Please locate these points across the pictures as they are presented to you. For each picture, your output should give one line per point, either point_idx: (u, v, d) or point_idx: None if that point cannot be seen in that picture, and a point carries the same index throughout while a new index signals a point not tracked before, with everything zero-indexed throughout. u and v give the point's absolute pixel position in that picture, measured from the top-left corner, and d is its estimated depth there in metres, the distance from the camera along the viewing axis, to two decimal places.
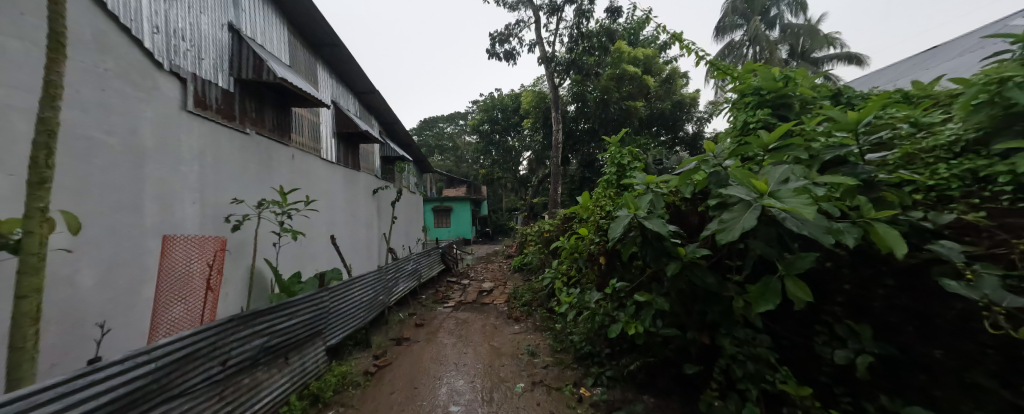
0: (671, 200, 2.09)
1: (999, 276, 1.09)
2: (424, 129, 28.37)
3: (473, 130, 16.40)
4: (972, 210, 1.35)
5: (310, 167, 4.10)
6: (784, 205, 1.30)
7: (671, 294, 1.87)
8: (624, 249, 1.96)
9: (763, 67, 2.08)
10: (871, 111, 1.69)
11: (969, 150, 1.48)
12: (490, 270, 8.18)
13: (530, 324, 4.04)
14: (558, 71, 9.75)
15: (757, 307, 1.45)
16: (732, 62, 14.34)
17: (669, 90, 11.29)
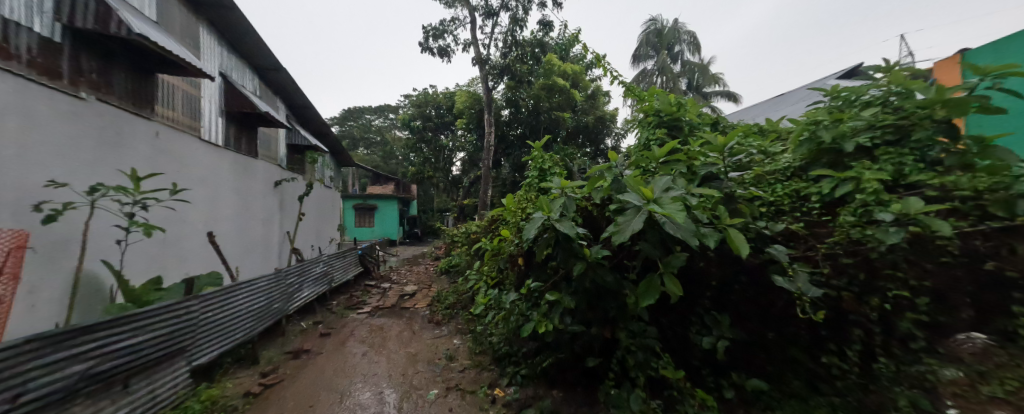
0: (583, 204, 2.26)
1: (808, 273, 1.52)
2: (347, 118, 25.82)
3: (404, 126, 15.66)
4: (796, 221, 1.78)
5: (184, 148, 3.40)
6: (664, 211, 1.49)
7: (579, 293, 2.01)
8: (539, 251, 2.04)
9: (663, 92, 2.38)
10: (735, 138, 2.07)
11: (796, 174, 1.97)
12: (415, 273, 7.83)
13: (451, 327, 3.96)
14: (493, 74, 9.94)
15: (643, 301, 1.65)
16: (644, 87, 16.37)
17: (592, 106, 12.24)
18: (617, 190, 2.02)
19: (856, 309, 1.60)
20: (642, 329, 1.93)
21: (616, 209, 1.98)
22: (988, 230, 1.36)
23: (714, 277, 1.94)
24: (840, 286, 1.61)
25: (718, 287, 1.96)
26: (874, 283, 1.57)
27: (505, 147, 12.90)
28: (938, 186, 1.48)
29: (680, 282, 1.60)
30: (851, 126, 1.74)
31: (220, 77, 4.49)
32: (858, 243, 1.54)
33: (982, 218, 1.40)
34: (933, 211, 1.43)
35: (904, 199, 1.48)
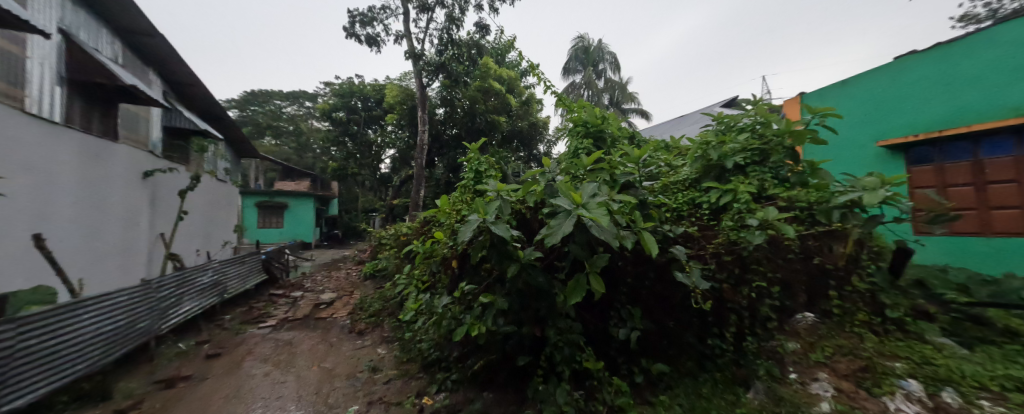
0: (518, 207, 2.30)
1: (701, 269, 1.81)
2: (251, 102, 22.07)
3: (322, 117, 14.46)
4: (692, 225, 2.13)
5: (7, 126, 2.55)
6: (591, 215, 1.61)
7: (512, 294, 2.04)
8: (474, 253, 2.02)
9: (589, 105, 2.59)
10: (648, 152, 2.36)
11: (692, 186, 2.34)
12: (335, 279, 7.12)
13: (374, 336, 3.72)
14: (427, 70, 9.71)
15: (570, 299, 1.77)
16: (573, 98, 17.63)
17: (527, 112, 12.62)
18: (549, 195, 2.12)
19: (732, 298, 1.96)
20: (569, 326, 2.05)
21: (548, 213, 2.07)
22: (812, 233, 1.84)
23: (629, 275, 2.16)
24: (722, 279, 1.95)
25: (632, 284, 2.18)
26: (744, 276, 1.96)
27: (439, 147, 12.67)
28: (784, 198, 1.93)
29: (602, 280, 1.76)
30: (730, 147, 2.14)
31: (60, 35, 3.50)
32: (733, 244, 1.93)
33: (810, 225, 1.88)
34: (782, 218, 1.84)
35: (760, 207, 1.92)
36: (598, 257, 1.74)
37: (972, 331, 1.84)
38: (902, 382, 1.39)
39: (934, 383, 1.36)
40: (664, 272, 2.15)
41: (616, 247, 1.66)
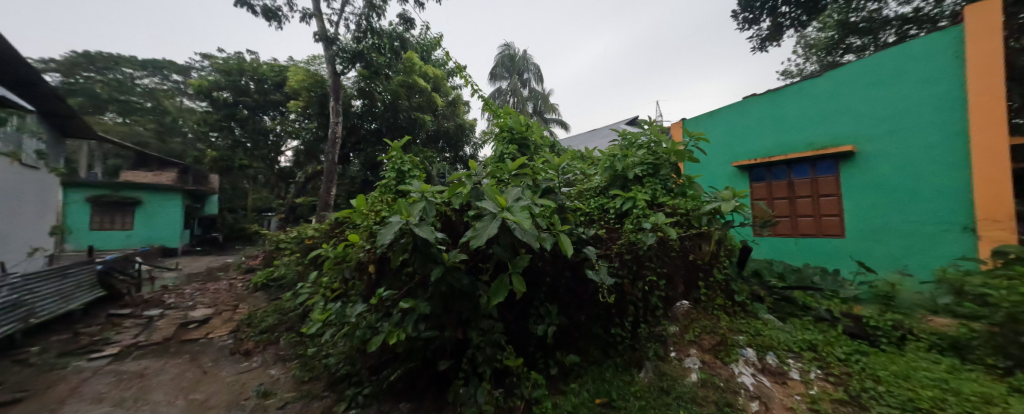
0: (443, 209, 2.23)
1: (609, 267, 2.06)
2: (83, 66, 15.06)
3: (198, 94, 11.84)
4: (602, 228, 2.39)
5: None
6: (514, 218, 1.67)
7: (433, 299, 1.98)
8: (394, 257, 1.88)
9: (515, 112, 2.70)
10: (566, 161, 2.58)
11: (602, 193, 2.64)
12: (212, 291, 5.88)
13: (265, 356, 3.20)
14: (342, 57, 8.80)
15: (494, 300, 1.81)
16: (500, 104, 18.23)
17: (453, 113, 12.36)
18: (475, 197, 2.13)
19: (631, 291, 2.27)
20: (491, 326, 2.09)
21: (473, 216, 2.06)
22: (689, 235, 2.25)
23: (549, 274, 2.30)
24: (623, 275, 2.23)
25: (551, 282, 2.34)
26: (640, 271, 2.28)
27: (355, 142, 11.72)
28: (670, 206, 2.33)
29: (524, 280, 1.84)
30: (631, 161, 2.49)
31: None
32: (633, 244, 2.23)
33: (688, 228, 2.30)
34: (668, 222, 2.21)
35: (652, 213, 2.28)
36: (520, 258, 1.81)
37: (785, 308, 2.60)
38: (742, 350, 2.03)
39: (755, 347, 2.05)
40: (578, 270, 2.36)
41: (537, 248, 1.76)
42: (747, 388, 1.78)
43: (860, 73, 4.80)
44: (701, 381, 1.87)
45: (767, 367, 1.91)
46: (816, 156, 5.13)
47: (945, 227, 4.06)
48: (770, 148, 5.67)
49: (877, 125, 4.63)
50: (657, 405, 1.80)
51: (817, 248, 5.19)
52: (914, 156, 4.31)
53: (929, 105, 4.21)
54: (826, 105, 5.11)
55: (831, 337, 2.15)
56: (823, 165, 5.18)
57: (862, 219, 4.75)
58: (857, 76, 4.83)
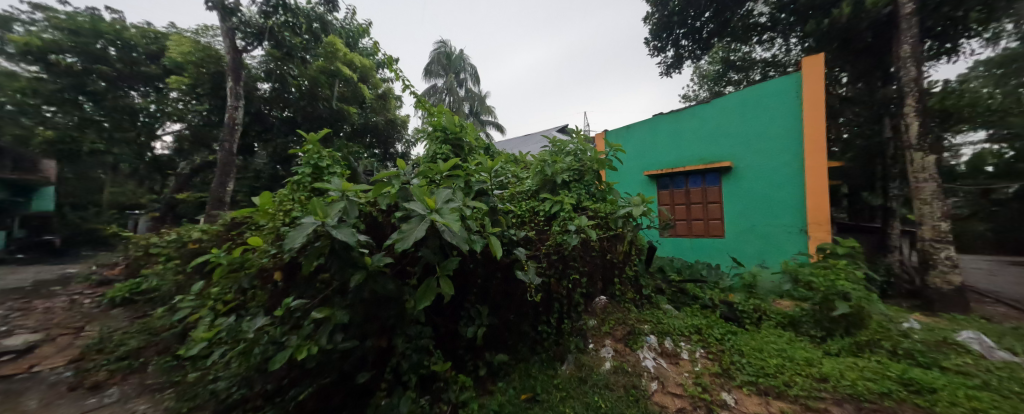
0: (367, 209, 2.05)
1: (535, 267, 2.17)
2: None
3: (21, 54, 8.94)
4: (532, 230, 2.49)
5: None
6: (443, 220, 1.62)
7: (354, 306, 1.82)
8: (306, 264, 1.65)
9: (449, 112, 2.69)
10: (498, 163, 2.64)
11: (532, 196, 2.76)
12: (41, 311, 4.48)
13: (122, 389, 2.55)
14: (245, 32, 7.67)
15: (419, 304, 1.73)
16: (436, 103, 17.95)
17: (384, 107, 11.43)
18: (403, 198, 2.01)
19: (557, 289, 2.42)
20: (419, 331, 2.01)
21: (400, 217, 1.94)
22: (607, 236, 2.49)
23: (480, 276, 2.30)
24: (550, 275, 2.36)
25: (482, 284, 2.34)
26: (565, 270, 2.43)
27: (262, 131, 10.12)
28: (592, 210, 2.56)
29: (452, 282, 1.80)
30: (559, 167, 2.67)
31: None
32: (559, 245, 2.37)
33: (606, 230, 2.55)
34: (590, 224, 2.41)
35: (577, 215, 2.47)
36: (448, 261, 1.77)
37: (680, 298, 3.09)
38: (647, 338, 2.36)
39: (655, 334, 2.41)
40: (509, 271, 2.42)
41: (465, 250, 1.73)
42: (649, 370, 2.12)
43: (738, 102, 5.85)
44: (613, 368, 2.15)
45: (663, 350, 2.30)
46: (703, 170, 6.09)
47: (789, 228, 5.26)
48: (674, 161, 6.59)
49: (748, 145, 5.72)
50: (576, 395, 2.01)
51: (705, 246, 6.18)
52: (768, 173, 5.49)
53: (778, 134, 5.41)
54: (715, 127, 6.11)
55: (710, 322, 2.66)
56: (710, 176, 6.13)
57: (736, 222, 5.82)
58: (736, 104, 5.87)
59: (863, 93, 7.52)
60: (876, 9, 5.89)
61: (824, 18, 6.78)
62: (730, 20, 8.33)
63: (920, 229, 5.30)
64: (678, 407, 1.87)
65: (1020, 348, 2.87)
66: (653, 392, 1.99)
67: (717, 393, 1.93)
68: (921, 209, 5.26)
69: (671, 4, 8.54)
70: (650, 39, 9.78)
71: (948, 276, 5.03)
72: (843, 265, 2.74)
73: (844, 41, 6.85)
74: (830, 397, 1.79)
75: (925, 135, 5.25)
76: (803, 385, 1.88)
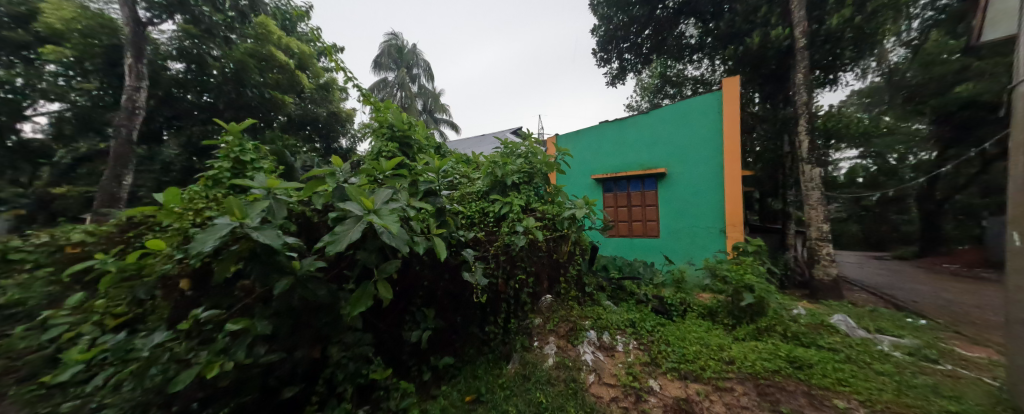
0: (297, 210, 1.82)
1: (482, 268, 2.18)
2: None
3: None
4: (481, 231, 2.49)
5: None
6: (382, 221, 1.51)
7: (281, 316, 1.60)
8: (219, 273, 1.37)
9: (397, 108, 2.62)
10: (448, 164, 2.61)
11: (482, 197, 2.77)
12: None
13: None
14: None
15: (354, 310, 1.59)
16: (386, 98, 17.33)
17: (325, 97, 9.00)
18: (338, 198, 1.83)
19: (504, 289, 2.46)
20: (357, 338, 1.90)
21: (335, 218, 1.75)
22: (552, 237, 2.60)
23: (426, 278, 2.25)
24: (498, 275, 2.38)
25: (428, 286, 2.30)
26: (512, 270, 2.48)
27: None
28: (541, 213, 2.66)
29: (392, 286, 1.69)
30: (509, 169, 2.72)
31: None
32: (507, 246, 2.41)
33: (553, 231, 2.66)
34: (537, 225, 2.48)
35: (524, 216, 2.53)
36: (388, 264, 1.66)
37: (619, 294, 3.31)
38: (587, 333, 2.50)
39: (595, 329, 2.56)
40: (456, 273, 2.40)
41: (407, 253, 1.65)
42: (587, 364, 2.26)
43: (674, 113, 6.42)
44: (556, 364, 2.25)
45: (601, 343, 2.47)
46: (643, 174, 6.62)
47: (711, 229, 5.94)
48: (619, 166, 7.05)
49: (680, 155, 6.32)
50: (519, 392, 2.07)
51: (645, 246, 6.66)
52: (696, 179, 6.12)
53: (705, 145, 6.05)
54: (652, 137, 6.66)
55: (643, 315, 2.91)
56: (650, 180, 6.67)
57: (670, 224, 6.38)
58: (671, 117, 6.45)
59: (770, 112, 8.81)
60: (779, 41, 6.96)
61: (740, 45, 7.82)
62: (666, 39, 9.14)
63: (809, 229, 6.32)
64: (611, 396, 2.04)
65: (871, 326, 3.59)
66: (590, 384, 2.13)
67: (645, 380, 2.13)
68: (810, 213, 6.27)
69: (616, 18, 9.06)
70: (597, 50, 10.29)
71: (827, 268, 6.05)
72: (748, 261, 3.16)
73: (756, 66, 7.96)
74: (734, 376, 2.13)
75: (814, 150, 6.18)
76: (714, 368, 2.20)
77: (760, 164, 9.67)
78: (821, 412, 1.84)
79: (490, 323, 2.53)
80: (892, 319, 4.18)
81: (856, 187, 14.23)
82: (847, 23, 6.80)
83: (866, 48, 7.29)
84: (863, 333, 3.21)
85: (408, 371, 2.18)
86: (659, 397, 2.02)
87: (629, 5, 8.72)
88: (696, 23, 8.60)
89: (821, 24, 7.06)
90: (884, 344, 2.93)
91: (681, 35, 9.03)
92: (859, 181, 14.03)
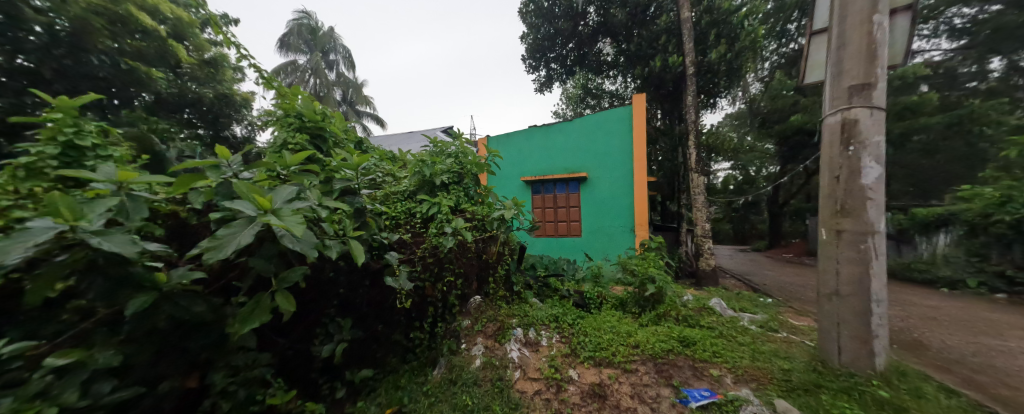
0: (165, 210, 1.38)
1: (407, 273, 2.07)
2: None
3: None
4: (407, 233, 2.35)
5: None
6: (281, 223, 1.20)
7: (142, 343, 1.10)
8: (37, 293, 0.85)
9: (308, 96, 2.37)
10: (370, 160, 2.41)
11: (408, 196, 2.65)
12: None
13: None
14: None
15: (240, 329, 1.22)
16: (295, 82, 15.55)
17: (213, 76, 6.12)
18: (225, 195, 1.38)
19: (430, 292, 2.39)
20: (252, 360, 1.52)
21: (219, 219, 1.33)
22: (482, 237, 2.61)
23: (341, 285, 2.05)
24: (425, 278, 2.32)
25: (345, 294, 2.10)
26: (440, 273, 2.41)
27: None
28: (471, 214, 2.64)
29: (295, 297, 1.38)
30: (438, 168, 2.66)
31: None
32: (435, 248, 2.33)
33: (482, 231, 2.67)
34: (466, 226, 2.44)
35: (454, 217, 2.47)
36: (290, 271, 1.34)
37: (545, 291, 3.52)
38: (514, 331, 2.56)
39: (521, 326, 2.65)
40: (378, 278, 2.26)
41: (317, 258, 1.37)
42: (513, 360, 2.32)
43: (599, 122, 6.99)
44: (482, 364, 2.27)
45: (528, 340, 2.56)
46: (567, 178, 7.11)
47: (623, 228, 6.68)
48: (546, 169, 7.44)
49: (599, 161, 6.95)
50: (444, 397, 2.05)
51: (569, 244, 7.15)
52: (613, 184, 6.80)
53: (621, 153, 6.76)
54: (576, 143, 7.18)
55: (565, 310, 3.13)
56: (573, 183, 7.19)
57: (590, 224, 6.97)
58: (594, 126, 7.02)
59: (668, 127, 10.30)
60: (674, 67, 8.27)
61: (646, 66, 8.95)
62: (587, 54, 10.04)
63: (696, 228, 7.49)
64: (535, 390, 2.13)
65: (738, 306, 4.42)
66: (516, 380, 2.20)
67: (566, 370, 2.29)
68: (696, 213, 7.46)
69: (544, 28, 9.76)
70: (527, 57, 10.85)
71: (709, 260, 7.28)
72: (652, 256, 3.62)
73: (658, 87, 9.28)
74: (638, 358, 2.43)
75: (699, 161, 7.39)
76: (623, 352, 2.47)
77: (661, 171, 11.25)
78: (701, 381, 2.22)
79: (416, 328, 2.46)
80: (750, 299, 5.24)
81: (729, 193, 17.52)
82: (721, 58, 8.34)
83: (734, 79, 9.00)
84: (732, 313, 3.94)
85: (319, 391, 1.94)
86: (577, 385, 2.18)
87: (555, 19, 9.47)
88: (611, 42, 9.60)
89: (705, 57, 8.53)
90: (746, 321, 3.65)
91: (599, 52, 9.97)
92: (731, 188, 17.31)
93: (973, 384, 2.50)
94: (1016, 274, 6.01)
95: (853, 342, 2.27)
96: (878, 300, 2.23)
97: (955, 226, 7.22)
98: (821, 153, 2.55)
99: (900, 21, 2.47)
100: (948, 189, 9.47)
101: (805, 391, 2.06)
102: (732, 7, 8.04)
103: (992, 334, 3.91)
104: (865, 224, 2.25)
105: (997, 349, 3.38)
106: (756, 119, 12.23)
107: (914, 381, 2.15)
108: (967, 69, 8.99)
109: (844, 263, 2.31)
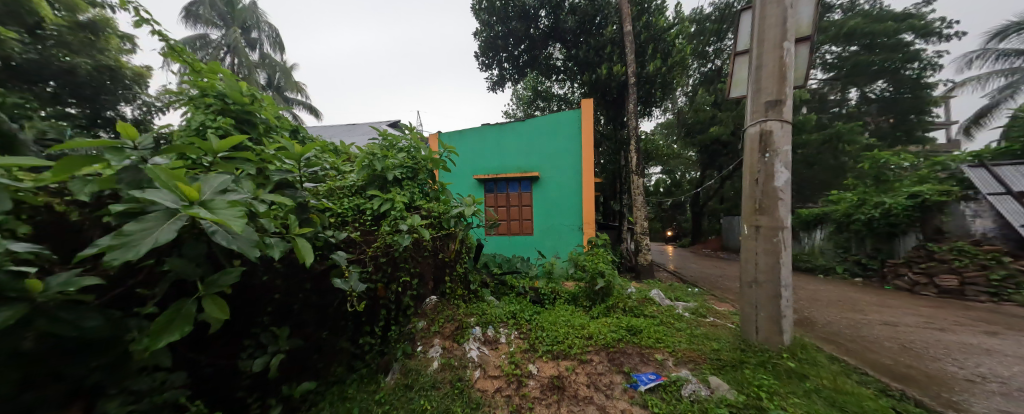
0: (35, 202, 1.07)
1: (358, 273, 1.93)
2: None
3: None
4: (356, 232, 2.16)
5: None
6: (215, 216, 1.03)
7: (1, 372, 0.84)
8: None
9: (229, 74, 2.06)
10: (311, 150, 2.15)
11: (356, 193, 2.45)
12: None
13: None
14: None
15: (157, 343, 1.02)
16: (208, 60, 13.50)
17: (88, 43, 5.04)
18: (130, 183, 1.11)
19: (383, 294, 2.25)
20: (163, 380, 1.26)
21: (124, 213, 1.08)
22: (439, 235, 2.51)
23: (277, 290, 1.80)
24: (377, 280, 2.16)
25: (282, 299, 1.86)
26: (394, 273, 2.27)
27: None
28: (428, 212, 2.54)
29: (227, 303, 1.18)
30: (391, 163, 2.50)
31: None
32: (388, 247, 2.19)
33: (439, 229, 2.58)
34: (423, 224, 2.34)
35: (409, 215, 2.35)
36: (222, 274, 1.14)
37: (500, 289, 3.54)
38: (472, 330, 2.55)
39: (480, 325, 2.63)
40: (320, 281, 2.04)
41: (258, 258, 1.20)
42: (473, 360, 2.31)
43: (553, 122, 7.18)
44: (440, 366, 2.23)
45: (486, 339, 2.55)
46: (520, 177, 7.21)
47: (571, 226, 6.99)
48: (498, 168, 7.45)
49: (551, 162, 7.16)
50: (400, 404, 1.95)
51: (521, 242, 7.31)
52: (563, 183, 7.06)
53: (572, 154, 7.04)
54: (529, 143, 7.31)
55: (522, 306, 3.19)
56: (526, 182, 7.31)
57: (541, 222, 7.18)
58: (548, 126, 7.22)
59: (611, 131, 11.00)
60: (618, 76, 8.90)
61: (593, 73, 9.48)
62: (537, 56, 10.31)
63: (637, 225, 8.13)
64: (495, 387, 2.14)
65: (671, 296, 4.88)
66: (476, 380, 2.19)
67: (525, 366, 2.32)
68: (636, 213, 8.10)
69: (496, 27, 9.73)
70: (479, 54, 10.76)
71: (646, 256, 7.94)
72: (600, 252, 3.86)
73: (603, 94, 9.92)
74: (592, 349, 2.56)
75: (638, 164, 8.03)
76: (578, 345, 2.57)
77: (604, 173, 12.02)
78: (647, 366, 2.41)
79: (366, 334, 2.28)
80: (680, 289, 5.87)
81: (660, 195, 19.38)
82: (657, 70, 9.15)
83: (667, 92, 9.93)
84: (668, 302, 4.35)
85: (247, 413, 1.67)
86: (537, 379, 2.24)
87: (507, 19, 9.48)
88: (561, 48, 9.98)
89: (644, 68, 9.27)
90: (679, 309, 4.06)
91: (549, 56, 10.28)
92: (661, 190, 19.16)
93: (848, 351, 3.11)
94: (869, 261, 7.52)
95: (768, 321, 2.67)
96: (786, 285, 2.65)
97: (827, 223, 8.89)
98: (744, 158, 2.93)
99: (803, 49, 2.95)
100: (821, 194, 11.66)
101: (731, 367, 2.37)
102: (665, 25, 8.87)
103: (855, 310, 4.90)
104: (777, 220, 2.65)
105: (860, 322, 4.24)
106: (683, 129, 13.73)
107: (811, 352, 2.60)
108: (835, 96, 11.16)
109: (762, 254, 2.69)
